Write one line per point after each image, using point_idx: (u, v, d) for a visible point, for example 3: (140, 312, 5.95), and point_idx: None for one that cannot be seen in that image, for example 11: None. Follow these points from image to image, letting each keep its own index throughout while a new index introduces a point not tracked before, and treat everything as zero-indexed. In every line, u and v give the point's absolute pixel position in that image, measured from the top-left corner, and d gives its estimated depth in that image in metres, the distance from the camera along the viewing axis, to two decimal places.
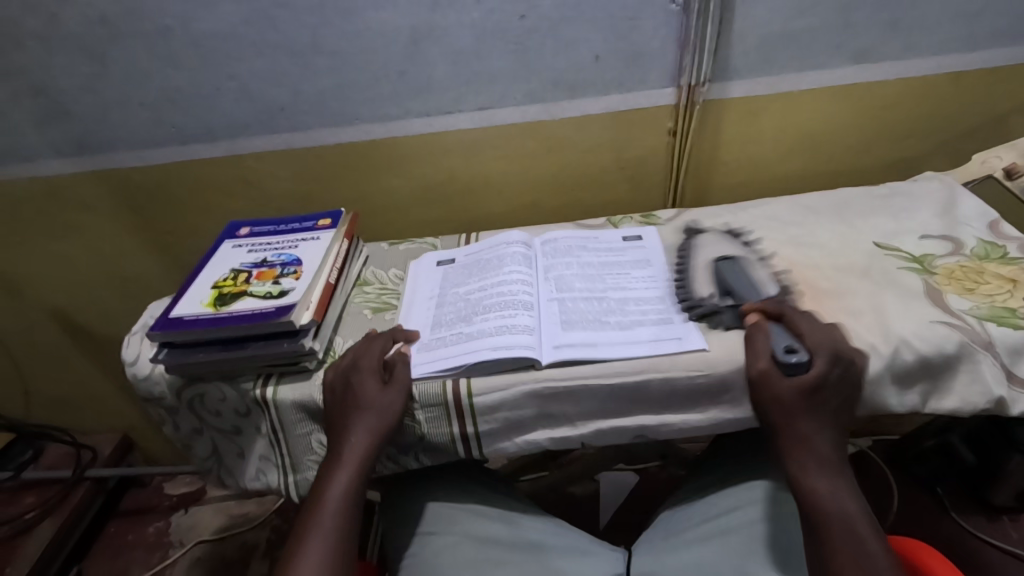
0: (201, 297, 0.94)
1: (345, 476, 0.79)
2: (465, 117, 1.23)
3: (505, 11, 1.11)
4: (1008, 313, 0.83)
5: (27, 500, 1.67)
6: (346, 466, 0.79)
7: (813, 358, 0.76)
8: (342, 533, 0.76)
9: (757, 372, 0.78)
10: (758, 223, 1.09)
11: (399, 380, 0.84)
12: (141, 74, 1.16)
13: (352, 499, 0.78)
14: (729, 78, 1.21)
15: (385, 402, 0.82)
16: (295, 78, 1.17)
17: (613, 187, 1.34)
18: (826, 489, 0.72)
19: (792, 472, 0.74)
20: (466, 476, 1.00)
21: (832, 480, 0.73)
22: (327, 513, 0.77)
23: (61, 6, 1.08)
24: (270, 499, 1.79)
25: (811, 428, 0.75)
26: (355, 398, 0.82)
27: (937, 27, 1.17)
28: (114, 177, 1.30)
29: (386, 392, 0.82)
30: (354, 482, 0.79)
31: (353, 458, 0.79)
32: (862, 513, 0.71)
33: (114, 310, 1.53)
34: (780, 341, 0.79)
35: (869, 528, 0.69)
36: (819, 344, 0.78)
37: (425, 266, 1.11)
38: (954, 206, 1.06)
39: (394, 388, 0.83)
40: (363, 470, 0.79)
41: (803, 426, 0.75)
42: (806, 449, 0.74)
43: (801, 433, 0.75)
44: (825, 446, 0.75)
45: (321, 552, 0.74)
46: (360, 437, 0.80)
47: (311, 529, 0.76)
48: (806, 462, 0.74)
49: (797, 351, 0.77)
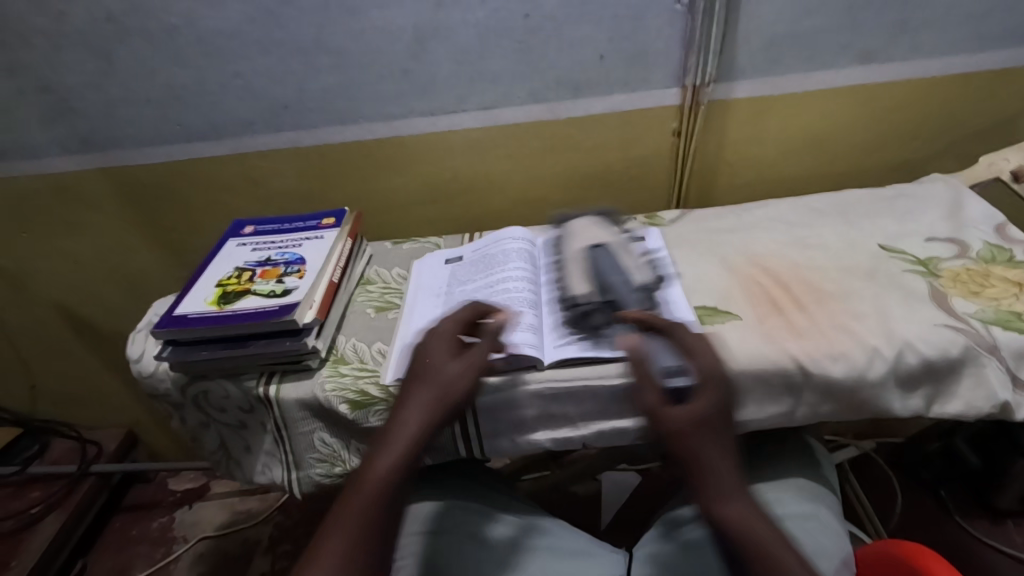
0: (205, 295, 0.94)
1: (394, 448, 0.72)
2: (469, 116, 1.23)
3: (509, 10, 1.11)
4: (1013, 317, 0.83)
5: (33, 494, 1.68)
6: (398, 438, 0.72)
7: (701, 385, 0.73)
8: (380, 509, 0.68)
9: (649, 406, 0.74)
10: (762, 225, 1.09)
11: (471, 355, 0.78)
12: (146, 72, 1.16)
13: (400, 474, 0.70)
14: (734, 79, 1.20)
15: (451, 374, 0.77)
16: (300, 77, 1.17)
17: (617, 187, 1.34)
18: (739, 517, 0.67)
19: (701, 501, 0.69)
20: (466, 475, 1.01)
21: (744, 504, 0.68)
22: (367, 485, 0.69)
23: (68, 5, 1.08)
24: (273, 495, 1.80)
25: (709, 451, 0.70)
26: (424, 368, 0.78)
27: (944, 28, 1.16)
28: (120, 174, 1.30)
29: (455, 364, 0.78)
30: (403, 460, 0.71)
31: (408, 428, 0.73)
32: (780, 539, 0.66)
33: (119, 307, 1.54)
34: (662, 361, 0.79)
35: (787, 552, 0.64)
36: (706, 366, 0.75)
37: (431, 263, 1.11)
38: (961, 209, 1.05)
39: (461, 360, 0.78)
40: (415, 444, 0.73)
41: (706, 449, 0.70)
42: (710, 475, 0.69)
43: (702, 457, 0.70)
44: (730, 467, 0.70)
45: (356, 525, 0.67)
46: (416, 409, 0.75)
47: (346, 503, 0.68)
48: (714, 486, 0.68)
49: (679, 373, 0.78)
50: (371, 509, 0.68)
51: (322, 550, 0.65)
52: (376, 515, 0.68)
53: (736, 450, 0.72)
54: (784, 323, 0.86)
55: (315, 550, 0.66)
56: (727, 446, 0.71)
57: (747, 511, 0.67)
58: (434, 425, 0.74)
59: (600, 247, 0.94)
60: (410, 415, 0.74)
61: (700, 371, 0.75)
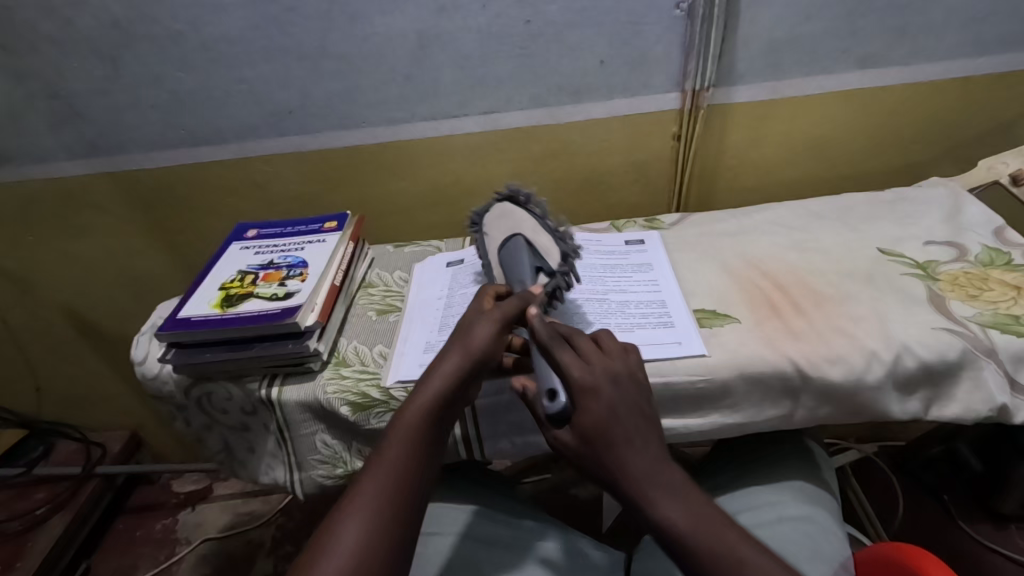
0: (209, 298, 0.95)
1: (406, 429, 0.68)
2: (470, 121, 1.24)
3: (510, 16, 1.11)
4: (1011, 320, 0.82)
5: (39, 496, 1.69)
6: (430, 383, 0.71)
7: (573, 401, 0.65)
8: (402, 491, 0.64)
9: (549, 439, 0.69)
10: (762, 228, 1.09)
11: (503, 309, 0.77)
12: (151, 78, 1.17)
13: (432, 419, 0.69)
14: (734, 84, 1.21)
15: (483, 325, 0.76)
16: (303, 82, 1.18)
17: (617, 191, 1.35)
18: (673, 515, 0.61)
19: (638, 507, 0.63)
20: (467, 478, 1.03)
21: (673, 500, 0.62)
22: (381, 473, 0.65)
23: (75, 12, 1.10)
24: (275, 497, 1.81)
25: (619, 458, 0.63)
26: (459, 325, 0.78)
27: (944, 32, 1.16)
28: (125, 178, 1.31)
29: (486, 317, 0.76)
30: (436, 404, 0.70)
31: (421, 407, 0.69)
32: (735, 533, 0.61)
33: (124, 310, 1.55)
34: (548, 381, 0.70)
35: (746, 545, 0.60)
36: (579, 381, 0.65)
37: (432, 266, 1.12)
38: (960, 213, 1.05)
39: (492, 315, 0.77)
40: (433, 419, 0.69)
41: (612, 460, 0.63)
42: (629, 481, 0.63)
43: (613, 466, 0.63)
44: (653, 463, 0.64)
45: (371, 516, 0.61)
46: (429, 385, 0.71)
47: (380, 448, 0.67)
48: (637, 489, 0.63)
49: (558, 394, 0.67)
50: (389, 497, 0.63)
51: (354, 492, 0.64)
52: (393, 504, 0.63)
53: (660, 446, 0.65)
54: (781, 326, 0.86)
55: (327, 545, 0.59)
56: (648, 441, 0.65)
57: (690, 510, 0.62)
58: (449, 402, 0.71)
59: (514, 235, 0.90)
60: (424, 393, 0.70)
61: (572, 385, 0.66)
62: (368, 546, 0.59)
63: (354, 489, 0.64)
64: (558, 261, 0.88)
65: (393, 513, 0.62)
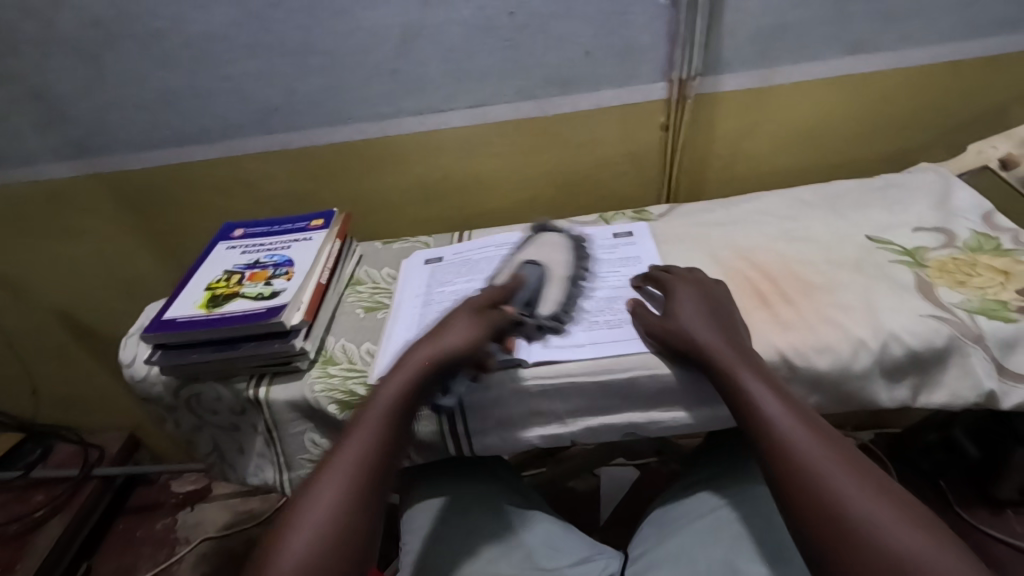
0: (195, 300, 0.94)
1: (373, 417, 0.73)
2: (457, 115, 1.23)
3: (495, 7, 1.10)
4: (1000, 306, 0.82)
5: (37, 498, 1.70)
6: (404, 368, 0.77)
7: (672, 294, 0.86)
8: (375, 468, 0.70)
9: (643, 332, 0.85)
10: (752, 219, 1.08)
11: (484, 317, 0.83)
12: (136, 77, 1.17)
13: (405, 402, 0.75)
14: (721, 72, 1.20)
15: (462, 325, 0.81)
16: (288, 78, 1.18)
17: (606, 183, 1.34)
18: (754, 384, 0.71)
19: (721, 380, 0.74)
20: (460, 469, 1.02)
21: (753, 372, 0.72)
22: (358, 449, 0.70)
23: (56, 11, 1.09)
24: (274, 496, 1.81)
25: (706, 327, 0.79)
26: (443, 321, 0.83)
27: (934, 16, 1.15)
28: (114, 180, 1.31)
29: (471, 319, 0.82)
30: (410, 389, 0.76)
31: (385, 398, 0.74)
32: (802, 417, 0.67)
33: (117, 311, 1.55)
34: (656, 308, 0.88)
35: (802, 421, 0.67)
36: (679, 279, 0.88)
37: (414, 264, 1.11)
38: (949, 198, 1.05)
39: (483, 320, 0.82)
40: (406, 404, 0.75)
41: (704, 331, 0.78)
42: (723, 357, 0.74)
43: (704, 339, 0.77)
44: (742, 343, 0.77)
45: (341, 490, 0.67)
46: (405, 373, 0.76)
47: (357, 423, 0.73)
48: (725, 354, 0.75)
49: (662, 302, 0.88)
50: (352, 480, 0.68)
51: (330, 464, 0.69)
52: (357, 486, 0.67)
53: (743, 342, 0.79)
54: (768, 317, 0.86)
55: (290, 527, 0.65)
56: (731, 331, 0.79)
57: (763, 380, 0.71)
58: (421, 389, 0.77)
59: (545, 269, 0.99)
60: (385, 389, 0.75)
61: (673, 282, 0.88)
62: (327, 529, 0.64)
63: (318, 476, 0.69)
64: (549, 312, 0.91)
65: (355, 497, 0.67)
